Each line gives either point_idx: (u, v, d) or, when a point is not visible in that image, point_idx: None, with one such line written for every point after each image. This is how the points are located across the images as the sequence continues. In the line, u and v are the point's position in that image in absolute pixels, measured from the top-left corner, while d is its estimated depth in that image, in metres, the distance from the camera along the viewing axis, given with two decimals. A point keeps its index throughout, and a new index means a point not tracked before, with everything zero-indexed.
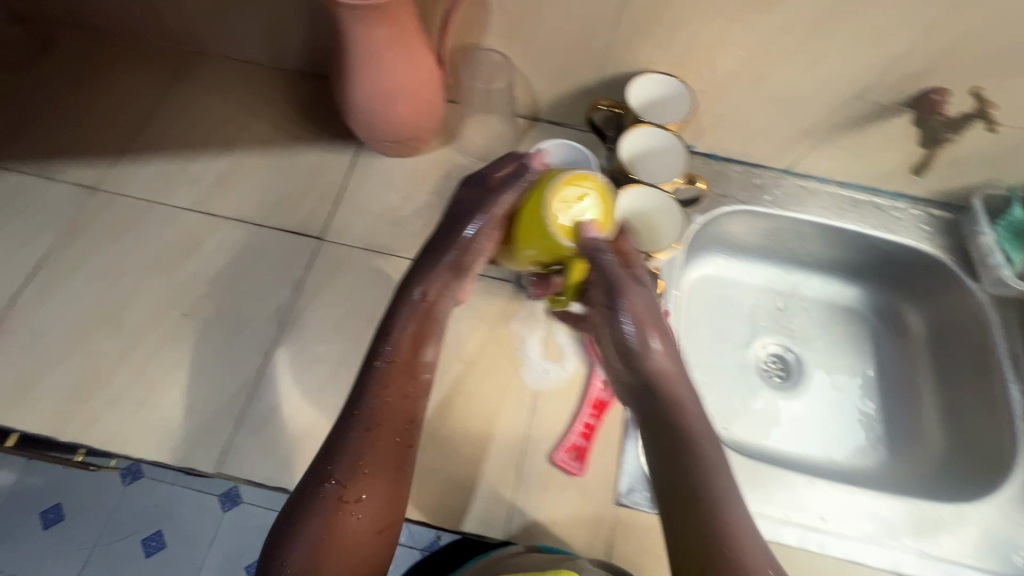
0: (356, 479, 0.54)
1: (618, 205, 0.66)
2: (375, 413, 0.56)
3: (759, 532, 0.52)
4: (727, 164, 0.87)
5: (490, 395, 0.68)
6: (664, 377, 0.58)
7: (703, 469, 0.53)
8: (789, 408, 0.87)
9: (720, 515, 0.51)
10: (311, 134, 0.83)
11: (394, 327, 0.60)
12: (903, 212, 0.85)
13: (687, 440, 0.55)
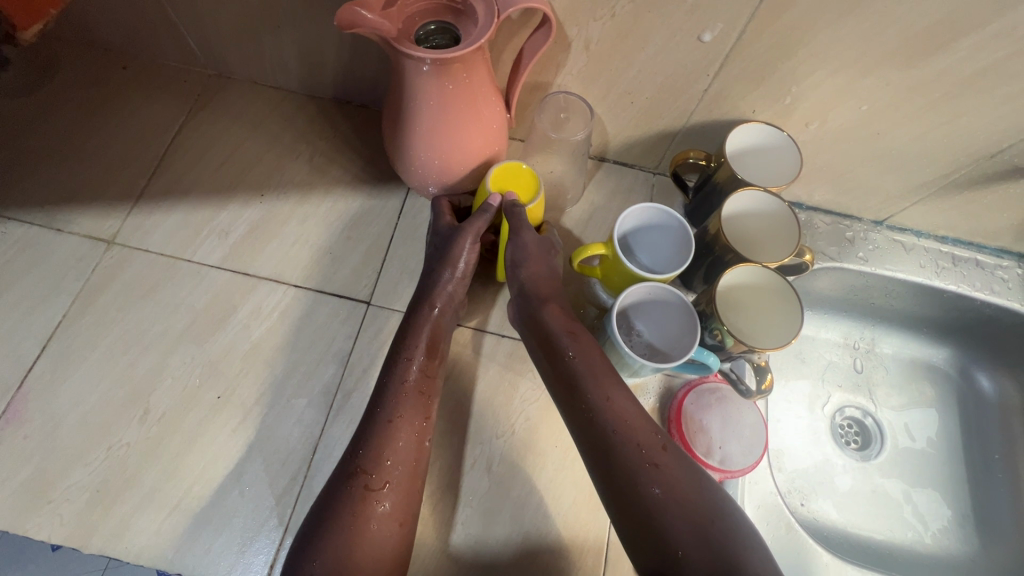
0: (382, 467, 0.51)
1: (747, 280, 0.60)
2: (395, 405, 0.54)
3: (694, 477, 0.49)
4: (813, 214, 0.78)
5: (565, 490, 0.61)
6: (583, 357, 0.56)
7: (642, 449, 0.50)
8: (871, 479, 0.79)
9: (650, 460, 0.49)
10: (352, 175, 0.74)
11: (413, 329, 0.59)
12: (1008, 272, 0.77)
13: (620, 421, 0.52)
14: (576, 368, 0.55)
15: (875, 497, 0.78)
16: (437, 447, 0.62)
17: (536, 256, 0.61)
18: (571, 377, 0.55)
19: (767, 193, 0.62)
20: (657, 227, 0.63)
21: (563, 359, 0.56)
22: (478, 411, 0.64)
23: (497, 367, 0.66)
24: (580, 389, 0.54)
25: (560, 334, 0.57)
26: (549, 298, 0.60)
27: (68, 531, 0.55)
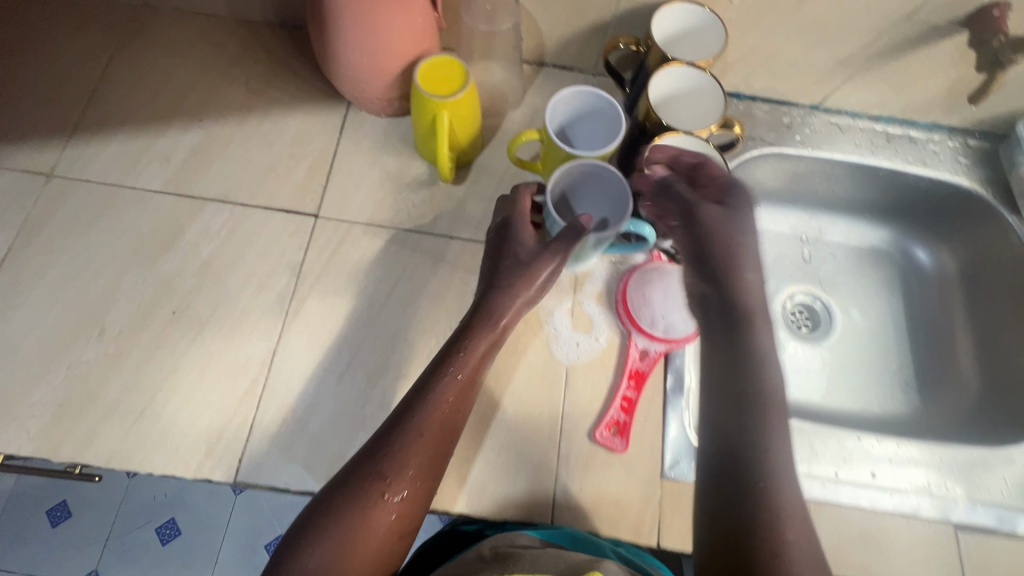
0: (400, 475, 0.49)
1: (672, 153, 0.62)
2: (426, 419, 0.52)
3: (813, 552, 0.43)
4: (751, 104, 0.79)
5: (520, 373, 0.63)
6: (756, 394, 0.50)
7: (766, 491, 0.45)
8: (820, 359, 0.83)
9: (768, 507, 0.44)
10: (290, 95, 0.73)
11: (466, 338, 0.57)
12: (939, 145, 0.79)
13: (762, 476, 0.45)
14: (757, 403, 0.49)
15: (824, 376, 0.82)
16: (391, 344, 0.63)
17: (740, 258, 0.57)
18: (740, 402, 0.49)
19: (691, 65, 0.61)
20: (587, 112, 0.64)
21: (739, 383, 0.50)
22: (431, 308, 0.65)
23: (447, 268, 0.67)
24: (746, 423, 0.48)
25: (742, 359, 0.52)
26: (740, 311, 0.54)
27: (36, 444, 0.56)
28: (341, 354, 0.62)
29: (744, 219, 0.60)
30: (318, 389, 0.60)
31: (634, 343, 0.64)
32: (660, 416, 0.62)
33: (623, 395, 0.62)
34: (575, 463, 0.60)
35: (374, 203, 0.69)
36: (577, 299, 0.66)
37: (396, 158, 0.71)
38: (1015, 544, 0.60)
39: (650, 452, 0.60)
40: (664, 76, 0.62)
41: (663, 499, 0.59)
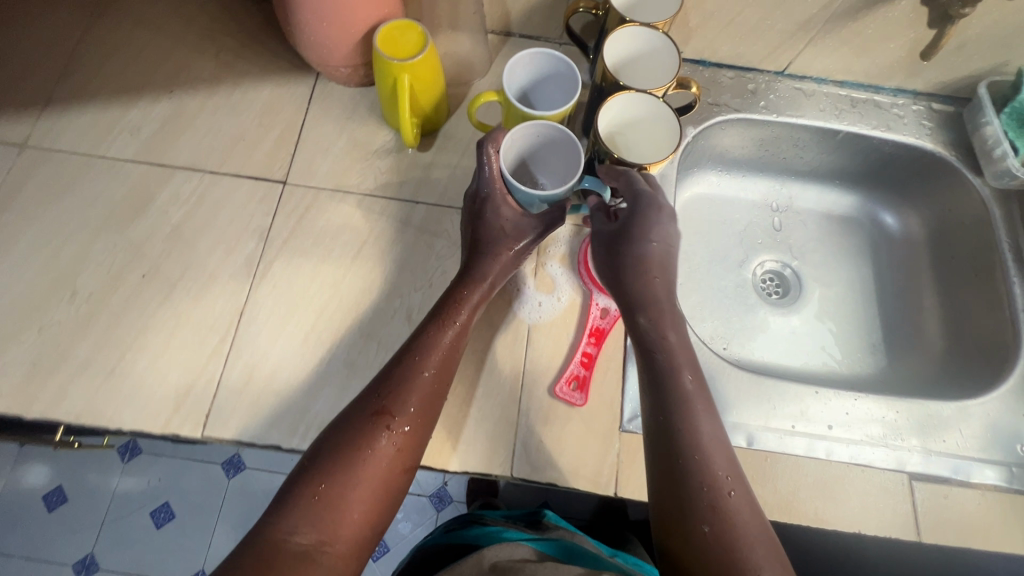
0: (404, 411, 0.53)
1: (630, 111, 0.62)
2: (429, 359, 0.55)
3: (752, 513, 0.50)
4: (717, 71, 0.80)
5: (482, 332, 0.64)
6: (674, 376, 0.55)
7: (702, 465, 0.51)
8: (788, 322, 0.84)
9: (711, 477, 0.50)
10: (259, 66, 0.74)
11: (461, 289, 0.59)
12: (903, 109, 0.80)
13: (697, 454, 0.51)
14: (682, 388, 0.54)
15: (791, 340, 0.83)
16: (355, 305, 0.64)
17: (644, 266, 0.59)
18: (662, 396, 0.54)
19: (646, 26, 0.62)
20: (545, 78, 0.66)
21: (659, 376, 0.55)
22: (395, 270, 0.66)
23: (412, 231, 0.68)
24: (672, 413, 0.53)
25: (663, 351, 0.56)
26: (653, 302, 0.58)
27: (10, 401, 0.58)
28: (307, 314, 0.63)
29: (643, 228, 0.58)
30: (284, 347, 0.62)
31: (595, 300, 0.65)
32: (620, 372, 0.63)
33: (583, 351, 0.63)
34: (535, 417, 0.61)
35: (341, 170, 0.71)
36: (540, 260, 0.68)
37: (364, 126, 0.73)
38: (971, 493, 0.61)
39: (609, 406, 0.61)
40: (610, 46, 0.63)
41: (622, 450, 0.60)
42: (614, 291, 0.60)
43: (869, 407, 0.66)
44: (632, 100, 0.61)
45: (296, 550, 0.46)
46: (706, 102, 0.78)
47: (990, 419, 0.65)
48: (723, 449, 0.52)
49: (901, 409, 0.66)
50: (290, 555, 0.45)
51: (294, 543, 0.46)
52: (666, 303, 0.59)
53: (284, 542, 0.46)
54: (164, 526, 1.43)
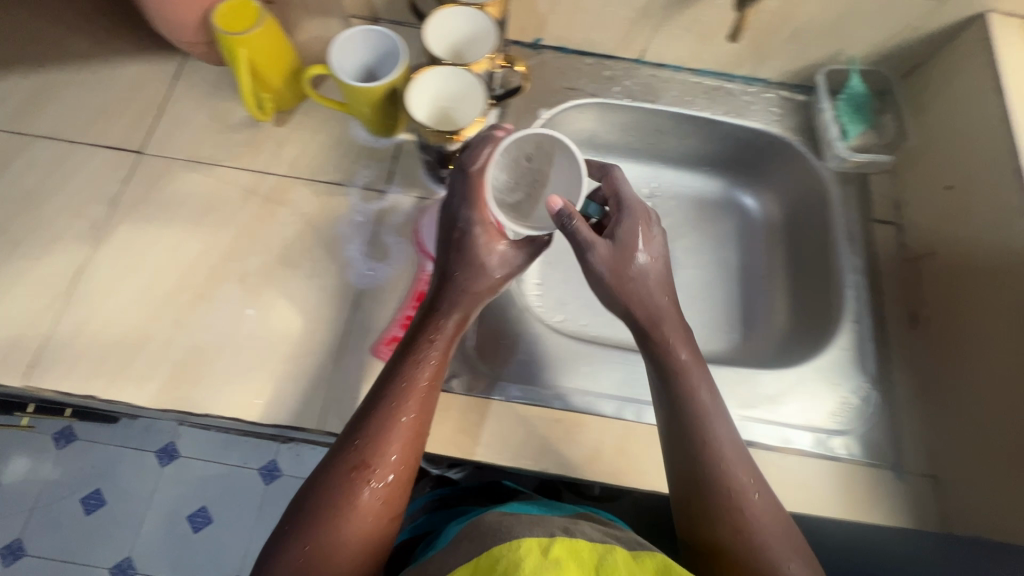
0: (382, 460, 0.49)
1: (447, 83, 0.64)
2: (406, 402, 0.52)
3: (780, 522, 0.51)
4: (577, 58, 0.83)
5: (312, 296, 0.66)
6: (690, 392, 0.55)
7: (730, 490, 0.52)
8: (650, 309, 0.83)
9: (729, 494, 0.51)
10: (129, 44, 0.78)
11: (430, 328, 0.56)
12: (755, 97, 0.83)
13: (718, 465, 0.52)
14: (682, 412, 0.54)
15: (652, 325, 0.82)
16: (193, 268, 0.67)
17: (644, 291, 0.58)
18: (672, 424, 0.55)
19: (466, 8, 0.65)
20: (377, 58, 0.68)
21: (668, 394, 0.55)
22: (236, 235, 0.69)
23: (258, 201, 0.71)
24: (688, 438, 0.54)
25: (672, 367, 0.56)
26: (658, 328, 0.58)
27: None
28: (144, 275, 0.66)
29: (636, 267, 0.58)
30: (118, 304, 0.64)
31: (424, 268, 0.68)
32: None
33: (406, 314, 0.65)
34: (350, 375, 0.63)
35: (198, 143, 0.74)
36: (379, 230, 0.71)
37: (225, 102, 0.76)
38: (776, 454, 0.62)
39: None
40: (429, 20, 0.65)
41: None
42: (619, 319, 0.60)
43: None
44: (446, 72, 0.64)
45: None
46: (562, 87, 0.81)
47: (807, 390, 0.68)
48: (738, 459, 0.53)
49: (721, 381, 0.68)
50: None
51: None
52: (670, 315, 0.58)
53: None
54: (95, 518, 1.21)
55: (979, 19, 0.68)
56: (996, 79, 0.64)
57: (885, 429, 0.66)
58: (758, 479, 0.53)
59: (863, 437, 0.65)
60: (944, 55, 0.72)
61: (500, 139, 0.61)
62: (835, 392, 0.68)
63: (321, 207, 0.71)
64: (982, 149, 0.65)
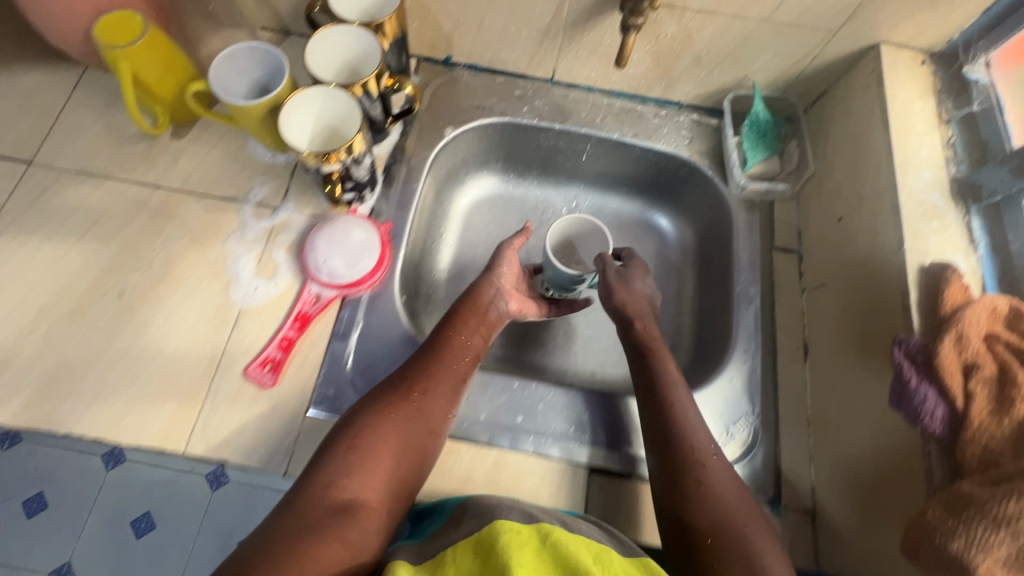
0: (428, 390, 0.58)
1: (325, 104, 0.64)
2: (452, 350, 0.62)
3: (738, 486, 0.55)
4: (489, 76, 0.82)
5: (192, 314, 0.66)
6: (660, 365, 0.63)
7: (694, 448, 0.56)
8: (554, 331, 0.83)
9: (701, 458, 0.56)
10: (27, 51, 0.77)
11: (467, 303, 0.68)
12: (666, 119, 0.82)
13: (695, 448, 0.56)
14: (661, 406, 0.60)
15: (553, 346, 0.81)
16: (73, 282, 0.66)
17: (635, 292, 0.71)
18: (658, 415, 0.59)
19: (347, 30, 0.65)
20: (263, 81, 0.68)
21: (652, 391, 0.61)
22: (120, 250, 0.68)
23: (147, 215, 0.70)
24: (671, 423, 0.58)
25: (656, 370, 0.63)
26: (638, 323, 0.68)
27: None
28: (20, 289, 0.65)
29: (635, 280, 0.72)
30: None
31: (307, 288, 0.67)
32: (316, 356, 0.65)
33: (284, 335, 0.65)
34: (219, 398, 0.62)
35: (91, 153, 0.73)
36: (267, 247, 0.70)
37: (121, 113, 0.75)
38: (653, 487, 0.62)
39: (299, 388, 0.63)
40: (313, 38, 0.65)
41: (299, 433, 0.61)
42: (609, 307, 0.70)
43: (577, 400, 0.66)
44: (323, 94, 0.63)
45: (337, 504, 0.48)
46: (470, 105, 0.81)
47: None
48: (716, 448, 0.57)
49: (607, 408, 0.66)
50: (329, 508, 0.47)
51: (336, 497, 0.48)
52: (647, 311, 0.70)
53: (326, 494, 0.48)
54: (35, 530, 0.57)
55: (872, 51, 0.68)
56: (883, 111, 0.64)
57: (765, 463, 0.64)
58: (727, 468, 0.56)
59: (744, 472, 0.63)
60: (842, 84, 0.72)
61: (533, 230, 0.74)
62: (721, 423, 0.66)
63: (210, 223, 0.70)
64: (869, 182, 0.64)
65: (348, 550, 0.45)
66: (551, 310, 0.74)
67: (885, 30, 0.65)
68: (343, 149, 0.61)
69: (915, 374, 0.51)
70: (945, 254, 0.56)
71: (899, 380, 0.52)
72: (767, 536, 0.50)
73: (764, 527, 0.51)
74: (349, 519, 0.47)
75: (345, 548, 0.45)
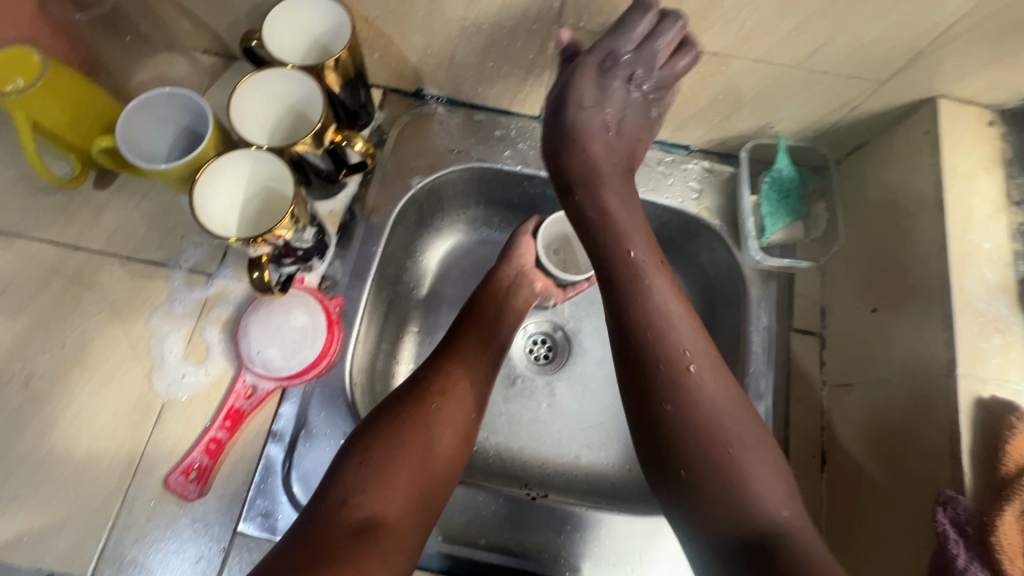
0: (446, 388, 0.52)
1: (255, 167, 0.54)
2: (469, 341, 0.58)
3: (728, 408, 0.46)
4: (467, 112, 0.71)
5: (110, 406, 0.57)
6: (617, 248, 0.52)
7: (659, 366, 0.47)
8: (535, 408, 0.71)
9: (667, 376, 0.47)
10: None
11: (482, 294, 0.63)
12: (672, 166, 0.69)
13: (659, 365, 0.47)
14: (627, 309, 0.50)
15: (533, 427, 0.71)
16: None
17: (581, 143, 0.56)
18: (630, 314, 0.50)
19: (283, 73, 0.54)
20: (187, 131, 0.57)
21: (612, 306, 0.51)
22: (28, 326, 0.59)
23: (62, 282, 0.61)
24: (647, 334, 0.49)
25: (611, 266, 0.52)
26: (599, 179, 0.56)
27: None
28: None
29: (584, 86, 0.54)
30: None
31: (242, 377, 0.57)
32: (250, 462, 0.56)
33: (210, 437, 0.55)
34: (139, 511, 0.54)
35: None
36: (199, 323, 0.60)
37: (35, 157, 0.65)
38: None
39: (228, 501, 0.54)
40: (244, 81, 0.54)
41: (226, 555, 0.53)
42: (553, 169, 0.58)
43: (549, 519, 0.57)
44: (248, 156, 0.53)
45: (352, 526, 0.42)
46: (443, 147, 0.69)
47: None
48: (691, 358, 0.47)
49: (587, 529, 0.57)
50: (343, 531, 0.42)
51: (351, 517, 0.43)
52: (611, 175, 0.57)
53: (340, 514, 0.43)
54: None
55: (928, 105, 0.55)
56: (938, 186, 0.52)
57: None
58: (714, 369, 0.48)
59: None
60: (885, 140, 0.60)
61: (530, 232, 0.68)
62: None
63: (134, 292, 0.61)
64: (914, 272, 0.53)
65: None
66: (565, 293, 0.69)
67: (946, 84, 0.53)
68: (287, 216, 0.51)
69: (964, 550, 0.41)
70: (1006, 383, 0.46)
71: (943, 555, 0.42)
72: (755, 447, 0.45)
73: (752, 443, 0.45)
74: (365, 545, 0.41)
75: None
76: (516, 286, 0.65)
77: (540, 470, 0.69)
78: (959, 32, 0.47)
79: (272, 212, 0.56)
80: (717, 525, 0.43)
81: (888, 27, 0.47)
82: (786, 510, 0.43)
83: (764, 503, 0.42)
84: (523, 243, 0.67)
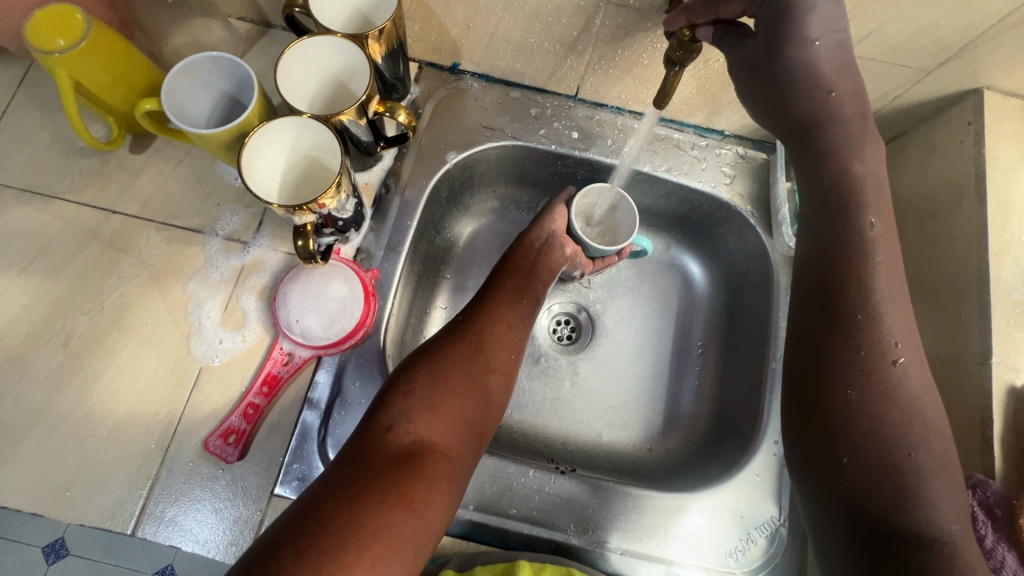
0: (485, 334, 0.54)
1: (302, 137, 0.54)
2: (510, 290, 0.59)
3: (927, 407, 0.42)
4: (503, 88, 0.71)
5: (149, 368, 0.58)
6: (851, 216, 0.46)
7: (862, 350, 0.43)
8: (558, 386, 0.72)
9: (887, 368, 0.42)
10: None
11: (517, 247, 0.64)
12: (706, 151, 0.71)
13: (867, 351, 0.43)
14: (837, 278, 0.45)
15: (555, 405, 0.72)
16: (14, 324, 0.58)
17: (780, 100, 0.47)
18: (836, 287, 0.45)
19: (327, 40, 0.54)
20: (228, 97, 0.57)
21: (831, 268, 0.45)
22: (66, 288, 0.59)
23: (99, 245, 0.61)
24: (854, 314, 0.44)
25: (844, 228, 0.45)
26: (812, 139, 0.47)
27: None
28: None
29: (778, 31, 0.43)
30: None
31: (279, 345, 0.58)
32: (285, 429, 0.57)
33: (249, 402, 0.56)
34: (178, 472, 0.55)
35: (35, 167, 0.63)
36: (236, 290, 0.60)
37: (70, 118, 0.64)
38: None
39: (264, 466, 0.55)
40: (290, 48, 0.53)
41: (264, 516, 0.54)
42: (769, 118, 0.49)
43: (580, 495, 0.59)
44: (292, 124, 0.52)
45: (400, 450, 0.44)
46: (477, 124, 0.69)
47: (709, 518, 0.59)
48: (898, 350, 0.43)
49: (614, 500, 0.59)
50: (392, 453, 0.43)
51: (398, 443, 0.44)
52: (834, 123, 0.46)
53: (387, 439, 0.44)
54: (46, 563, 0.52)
55: (973, 97, 0.55)
56: (979, 178, 0.53)
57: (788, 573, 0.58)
58: (922, 368, 0.43)
59: None
60: (925, 131, 0.60)
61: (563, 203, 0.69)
62: (742, 524, 0.59)
63: (170, 257, 0.61)
64: (952, 263, 0.53)
65: (411, 509, 0.40)
66: (593, 265, 0.70)
67: (993, 75, 0.53)
68: (332, 186, 0.51)
69: (991, 531, 0.43)
70: None
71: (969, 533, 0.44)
72: (937, 448, 0.41)
73: (929, 440, 0.41)
74: (413, 468, 0.43)
75: (408, 505, 0.40)
76: (549, 248, 0.64)
77: (563, 443, 0.70)
78: (1015, 23, 0.47)
79: (313, 182, 0.57)
80: (858, 508, 0.41)
81: (943, 15, 0.47)
82: (955, 523, 0.40)
83: (933, 508, 0.39)
84: (558, 215, 0.68)
